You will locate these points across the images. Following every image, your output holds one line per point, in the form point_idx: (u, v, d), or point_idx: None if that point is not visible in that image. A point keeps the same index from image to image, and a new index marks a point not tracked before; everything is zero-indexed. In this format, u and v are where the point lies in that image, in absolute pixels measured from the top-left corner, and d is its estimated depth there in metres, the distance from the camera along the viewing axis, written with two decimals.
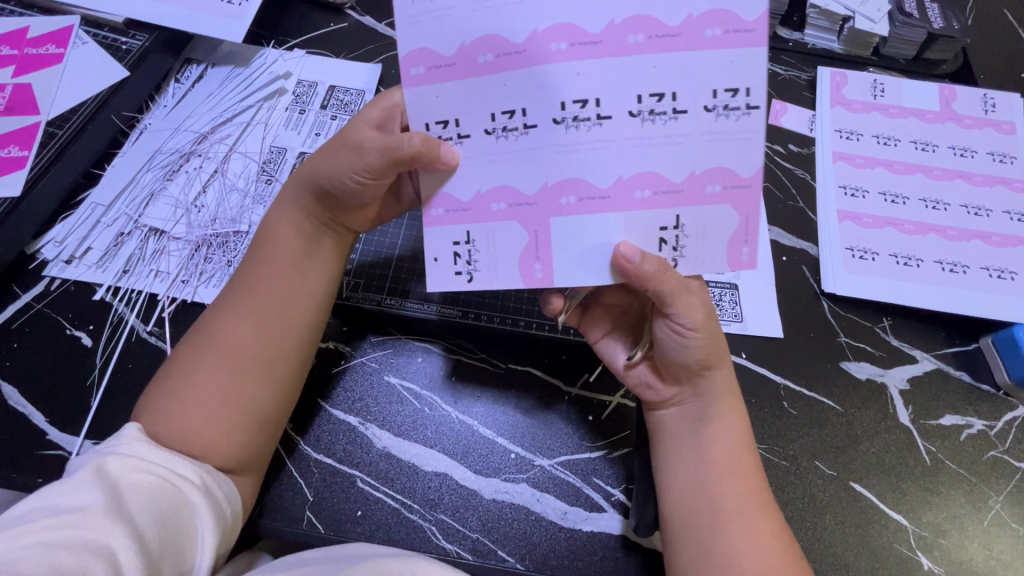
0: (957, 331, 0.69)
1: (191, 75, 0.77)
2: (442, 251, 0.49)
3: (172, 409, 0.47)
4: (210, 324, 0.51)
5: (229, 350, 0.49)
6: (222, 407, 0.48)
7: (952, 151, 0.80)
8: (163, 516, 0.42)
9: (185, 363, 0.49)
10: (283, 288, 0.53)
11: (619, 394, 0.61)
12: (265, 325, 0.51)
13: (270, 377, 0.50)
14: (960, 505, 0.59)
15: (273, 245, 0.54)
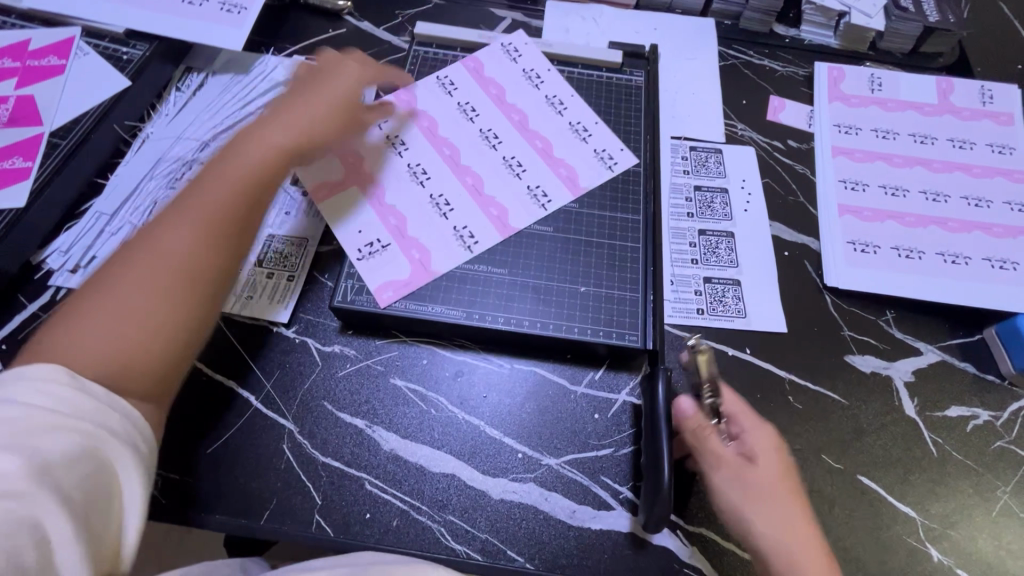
0: (961, 322, 0.69)
1: (191, 84, 0.77)
2: None
3: (77, 330, 0.44)
4: (141, 242, 0.49)
5: (157, 268, 0.48)
6: (130, 328, 0.46)
7: (951, 144, 0.80)
8: (88, 474, 0.38)
9: (95, 285, 0.47)
10: (227, 212, 0.52)
11: (625, 393, 0.61)
12: (198, 236, 0.50)
13: (189, 297, 0.48)
14: (968, 496, 0.59)
15: (229, 176, 0.53)
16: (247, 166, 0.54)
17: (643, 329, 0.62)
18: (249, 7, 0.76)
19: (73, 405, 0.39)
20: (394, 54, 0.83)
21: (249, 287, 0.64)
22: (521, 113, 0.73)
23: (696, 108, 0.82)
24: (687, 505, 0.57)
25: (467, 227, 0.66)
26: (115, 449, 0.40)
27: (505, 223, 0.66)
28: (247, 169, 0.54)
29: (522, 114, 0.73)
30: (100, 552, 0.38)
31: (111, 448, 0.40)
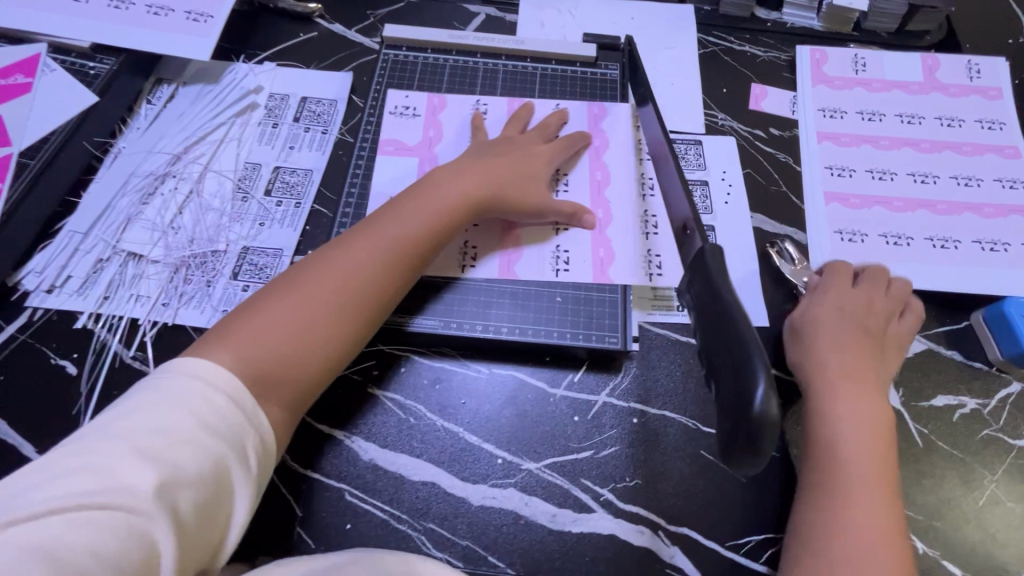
0: (949, 308, 0.68)
1: (162, 96, 0.76)
2: (397, 112, 0.73)
3: (256, 333, 0.50)
4: (321, 261, 0.55)
5: (339, 292, 0.54)
6: (297, 341, 0.51)
7: (938, 122, 0.78)
8: (202, 489, 0.43)
9: (277, 291, 0.54)
10: (403, 249, 0.57)
11: (605, 393, 0.61)
12: (376, 277, 0.56)
13: (355, 322, 0.54)
14: (954, 485, 0.59)
15: (417, 215, 0.59)
16: (445, 205, 0.60)
17: (622, 331, 0.62)
18: (216, 15, 0.75)
19: (209, 414, 0.45)
20: (367, 56, 0.81)
21: (224, 301, 0.64)
22: (604, 140, 0.71)
23: (676, 98, 0.80)
24: (669, 506, 0.56)
25: (565, 252, 0.64)
26: (232, 464, 0.45)
27: (605, 269, 0.64)
28: (447, 205, 0.60)
29: (604, 142, 0.71)
30: (203, 553, 0.43)
31: (229, 463, 0.45)
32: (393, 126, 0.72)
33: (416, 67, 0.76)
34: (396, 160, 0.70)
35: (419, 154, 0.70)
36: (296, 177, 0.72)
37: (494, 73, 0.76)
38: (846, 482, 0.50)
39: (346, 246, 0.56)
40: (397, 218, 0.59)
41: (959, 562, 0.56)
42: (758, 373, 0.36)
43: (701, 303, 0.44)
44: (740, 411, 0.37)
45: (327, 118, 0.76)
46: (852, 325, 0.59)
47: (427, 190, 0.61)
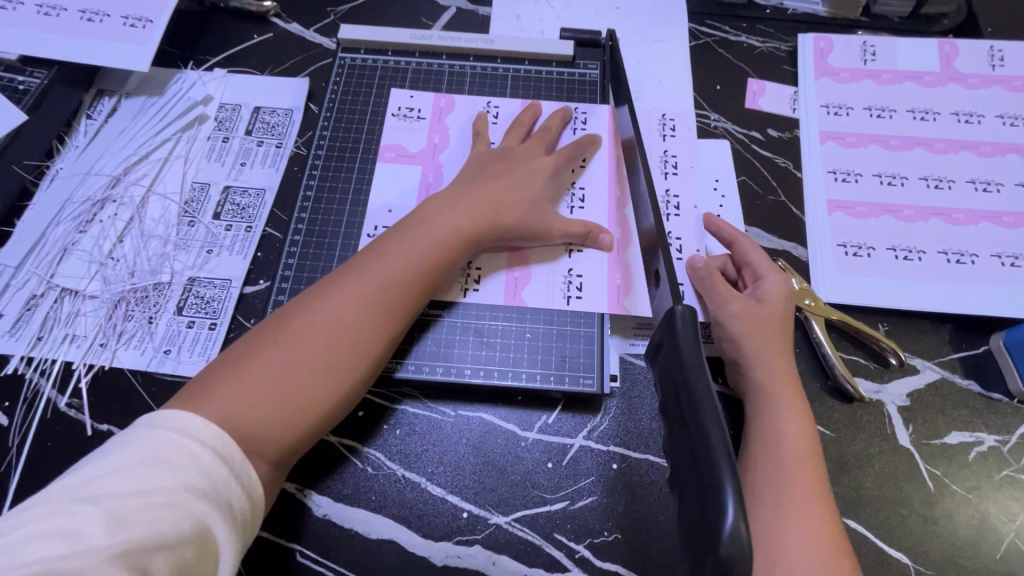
0: (966, 330, 0.61)
1: (103, 109, 0.70)
2: (399, 113, 0.66)
3: (246, 383, 0.44)
4: (319, 296, 0.49)
5: (334, 337, 0.47)
6: (293, 392, 0.45)
7: (955, 118, 0.70)
8: (181, 558, 0.36)
9: (271, 330, 0.47)
10: (405, 285, 0.51)
11: (581, 436, 0.55)
12: (378, 309, 0.49)
13: (358, 362, 0.48)
14: (970, 535, 0.53)
15: (416, 245, 0.52)
16: (445, 235, 0.53)
17: (598, 369, 0.56)
18: (156, 20, 0.69)
19: (193, 470, 0.38)
20: (325, 59, 0.75)
21: (167, 339, 0.59)
22: (617, 152, 0.64)
23: (664, 97, 0.73)
24: (651, 564, 0.51)
25: (579, 276, 0.59)
26: (219, 526, 0.38)
27: (620, 299, 0.58)
28: (445, 235, 0.53)
29: (618, 153, 0.64)
30: None
31: (214, 525, 0.38)
32: (398, 131, 0.65)
33: (375, 71, 0.69)
34: (399, 171, 0.63)
35: (424, 163, 0.64)
36: (247, 198, 0.66)
37: (461, 77, 0.69)
38: (780, 516, 0.45)
39: (340, 282, 0.50)
40: (402, 246, 0.52)
41: None
42: (727, 498, 0.30)
43: (671, 395, 0.38)
44: (708, 540, 0.30)
45: (281, 130, 0.70)
46: (772, 332, 0.54)
47: (423, 219, 0.54)
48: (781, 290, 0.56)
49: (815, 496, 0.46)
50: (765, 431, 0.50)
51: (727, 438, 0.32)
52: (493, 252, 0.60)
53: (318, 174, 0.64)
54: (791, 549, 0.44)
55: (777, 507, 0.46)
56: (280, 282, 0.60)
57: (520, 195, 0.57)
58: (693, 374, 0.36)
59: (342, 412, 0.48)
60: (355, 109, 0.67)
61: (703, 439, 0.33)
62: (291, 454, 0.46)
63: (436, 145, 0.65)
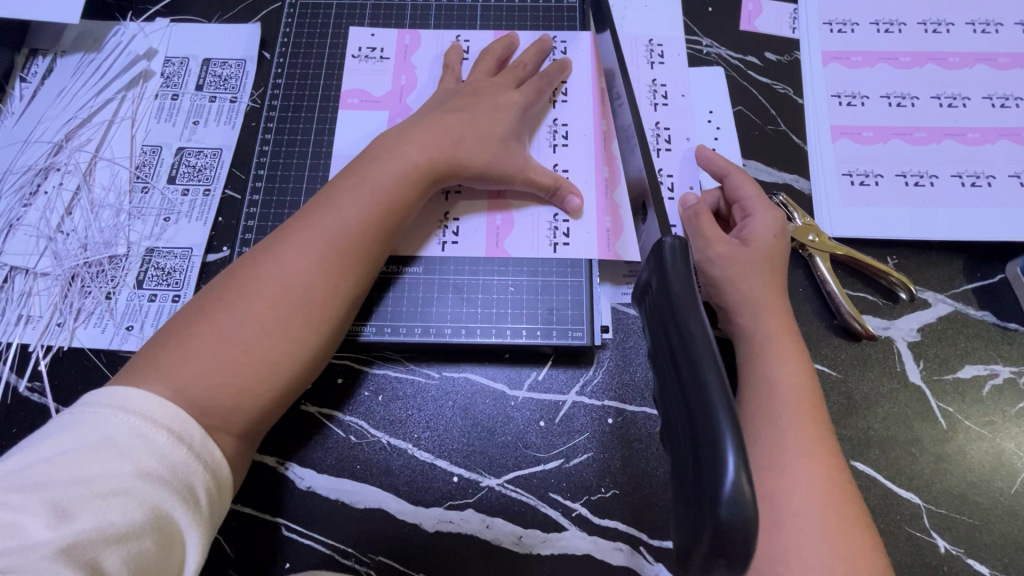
0: (981, 259, 0.57)
1: (38, 71, 0.64)
2: (358, 53, 0.60)
3: (196, 354, 0.42)
4: (264, 255, 0.46)
5: (285, 296, 0.44)
6: (249, 357, 0.43)
7: (971, 28, 0.64)
8: (134, 547, 0.35)
9: (217, 296, 0.45)
10: (357, 238, 0.47)
11: (573, 392, 0.52)
12: (329, 265, 0.46)
13: (312, 321, 0.45)
14: (983, 472, 0.50)
15: (364, 193, 0.48)
16: (400, 182, 0.49)
17: (590, 322, 0.52)
18: None
19: (145, 451, 0.37)
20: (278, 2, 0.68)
21: (128, 315, 0.55)
22: (596, 82, 0.59)
23: (650, 23, 0.66)
24: (651, 518, 0.49)
25: (565, 222, 0.54)
26: (178, 510, 0.37)
27: (610, 242, 0.54)
28: (398, 182, 0.49)
29: (597, 84, 0.59)
30: None
31: (172, 509, 0.37)
32: (361, 73, 0.60)
33: (331, 11, 0.63)
34: (363, 116, 0.58)
35: (390, 108, 0.58)
36: (203, 159, 0.61)
37: (425, 11, 0.62)
38: (778, 461, 0.42)
39: (286, 239, 0.46)
40: (353, 195, 0.48)
41: (989, 560, 0.48)
42: (729, 452, 0.27)
43: (663, 338, 0.34)
44: (703, 496, 0.28)
45: (234, 83, 0.64)
46: (762, 273, 0.49)
47: (371, 164, 0.49)
48: (771, 226, 0.51)
49: (815, 439, 0.43)
50: (764, 376, 0.45)
51: (726, 392, 0.29)
52: (470, 199, 0.55)
53: (275, 126, 0.59)
54: (790, 495, 0.41)
55: (773, 451, 0.42)
56: (242, 247, 0.55)
57: (487, 138, 0.53)
58: (689, 316, 0.32)
59: (308, 375, 0.46)
60: (310, 54, 0.61)
61: (699, 390, 0.30)
62: (260, 423, 0.44)
63: (403, 87, 0.59)
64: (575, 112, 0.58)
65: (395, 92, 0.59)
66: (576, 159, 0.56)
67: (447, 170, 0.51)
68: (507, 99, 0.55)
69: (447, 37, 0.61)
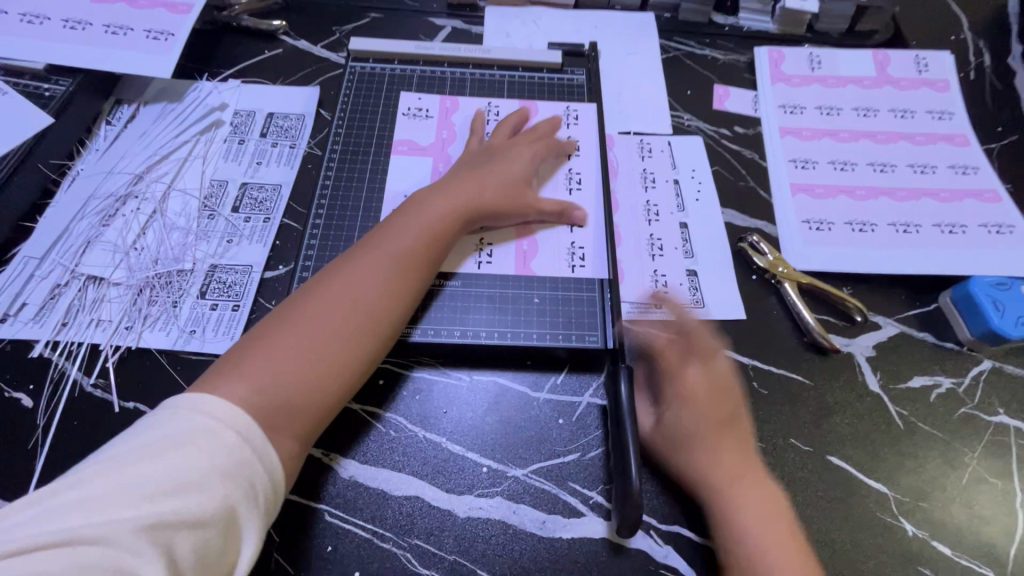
0: (919, 291, 0.68)
1: (122, 116, 0.75)
2: (407, 111, 0.73)
3: (271, 365, 0.48)
4: (323, 281, 0.54)
5: (341, 314, 0.52)
6: (308, 367, 0.49)
7: (893, 114, 0.80)
8: (204, 535, 0.40)
9: (283, 316, 0.52)
10: (409, 272, 0.56)
11: (589, 394, 0.60)
12: (380, 289, 0.54)
13: (363, 338, 0.52)
14: (936, 465, 0.59)
15: (412, 237, 0.58)
16: (437, 228, 0.59)
17: (602, 330, 0.61)
18: (177, 33, 0.74)
19: (217, 449, 0.42)
20: (334, 71, 0.81)
21: (192, 321, 0.61)
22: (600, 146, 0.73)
23: (641, 101, 0.81)
24: (658, 505, 0.55)
25: (580, 250, 0.65)
26: (241, 505, 0.42)
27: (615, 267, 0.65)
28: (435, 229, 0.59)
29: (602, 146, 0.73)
30: None
31: (236, 504, 0.42)
32: (411, 124, 0.73)
33: (383, 79, 0.76)
34: (410, 159, 0.70)
35: (433, 152, 0.71)
36: (265, 193, 0.70)
37: (461, 83, 0.76)
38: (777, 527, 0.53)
39: (343, 268, 0.55)
40: (407, 233, 0.58)
41: (949, 543, 0.55)
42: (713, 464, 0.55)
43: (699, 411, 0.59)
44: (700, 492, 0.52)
45: (294, 132, 0.75)
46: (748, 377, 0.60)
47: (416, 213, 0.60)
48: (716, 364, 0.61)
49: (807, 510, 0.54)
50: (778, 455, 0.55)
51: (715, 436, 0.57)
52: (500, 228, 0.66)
53: (333, 169, 0.70)
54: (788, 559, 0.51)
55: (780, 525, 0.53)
56: (302, 266, 0.64)
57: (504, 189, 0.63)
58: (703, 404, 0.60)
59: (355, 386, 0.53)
60: (365, 112, 0.73)
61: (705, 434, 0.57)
62: (314, 429, 0.50)
63: (444, 139, 0.71)
64: (584, 165, 0.71)
65: (437, 143, 0.71)
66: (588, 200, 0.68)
67: (478, 206, 0.62)
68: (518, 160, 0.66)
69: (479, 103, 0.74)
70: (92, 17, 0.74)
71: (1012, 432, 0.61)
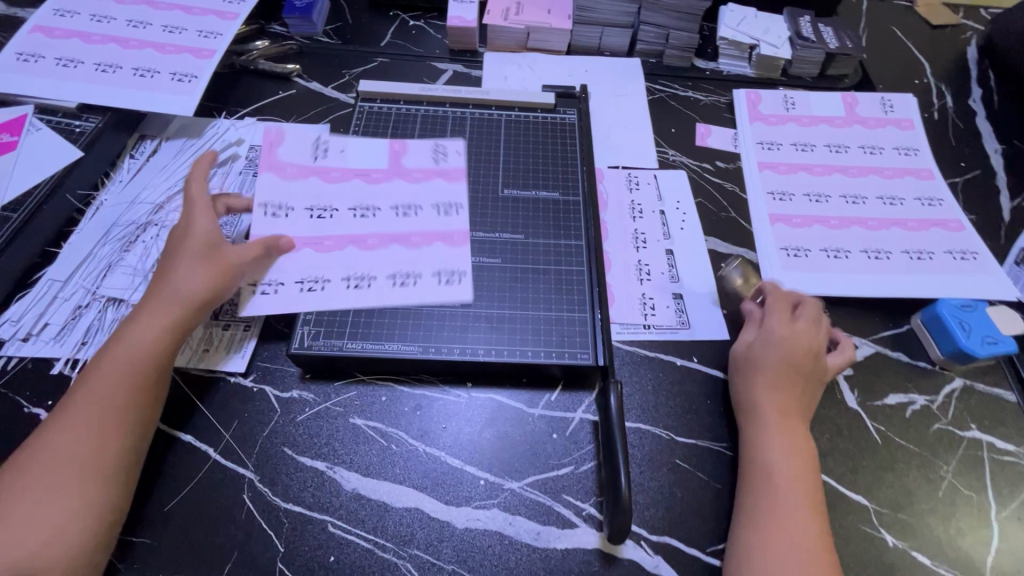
0: (892, 313, 0.73)
1: (145, 150, 0.80)
2: (422, 152, 0.76)
3: (12, 526, 0.47)
4: (66, 413, 0.53)
5: (87, 450, 0.51)
6: (69, 506, 0.49)
7: (863, 150, 0.86)
8: None
9: (37, 451, 0.51)
10: (114, 413, 0.53)
11: (581, 410, 0.63)
12: (104, 421, 0.53)
13: (110, 465, 0.52)
14: (913, 478, 0.62)
15: (106, 366, 0.55)
16: (140, 361, 0.56)
17: (593, 347, 0.64)
18: (200, 76, 0.80)
19: None
20: (344, 110, 0.87)
21: (205, 339, 0.64)
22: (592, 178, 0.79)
23: (628, 138, 0.87)
24: (648, 516, 0.58)
25: (574, 273, 0.69)
26: None
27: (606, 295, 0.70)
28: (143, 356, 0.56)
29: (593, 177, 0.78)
30: None
31: None
32: (414, 149, 0.76)
33: (389, 117, 0.82)
34: (379, 153, 0.75)
35: (390, 167, 0.74)
36: None
37: (462, 121, 0.82)
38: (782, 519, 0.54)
39: (73, 402, 0.54)
40: (95, 364, 0.56)
41: (929, 553, 0.57)
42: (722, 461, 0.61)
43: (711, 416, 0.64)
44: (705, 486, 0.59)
45: None
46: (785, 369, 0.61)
47: (113, 351, 0.56)
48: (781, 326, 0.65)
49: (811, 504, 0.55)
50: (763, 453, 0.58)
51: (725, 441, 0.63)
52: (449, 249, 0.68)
53: None
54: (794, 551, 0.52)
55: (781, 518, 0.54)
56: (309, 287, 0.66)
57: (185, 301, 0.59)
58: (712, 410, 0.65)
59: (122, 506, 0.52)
60: None
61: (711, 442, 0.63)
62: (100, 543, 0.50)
63: (405, 171, 0.74)
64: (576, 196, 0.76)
65: (422, 182, 0.73)
66: (333, 229, 0.68)
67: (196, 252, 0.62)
68: (225, 253, 0.62)
69: (441, 194, 0.73)
70: (122, 61, 0.80)
71: (984, 446, 0.64)
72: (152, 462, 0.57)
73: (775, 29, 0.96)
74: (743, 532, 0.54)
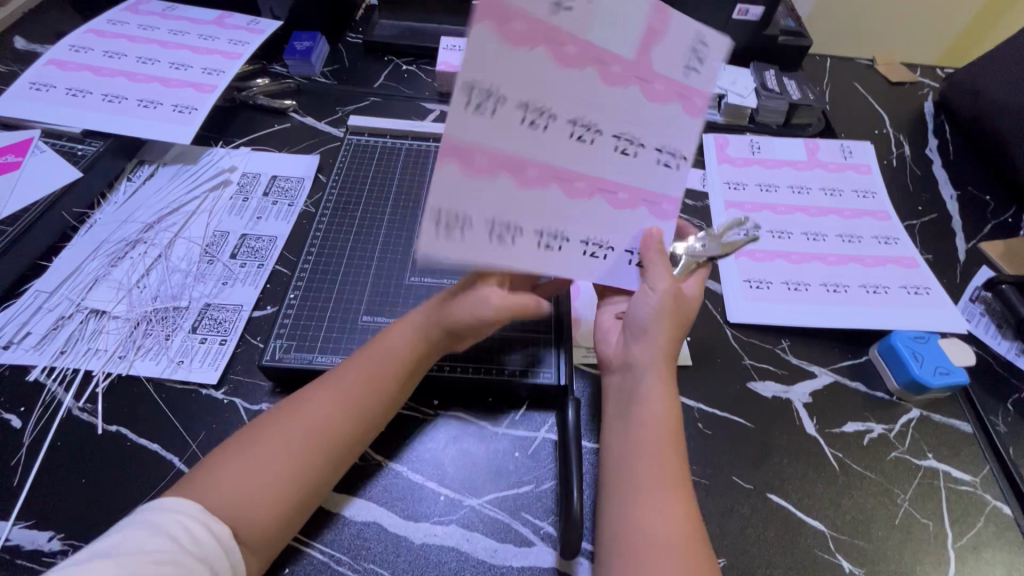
0: (851, 345, 0.75)
1: (142, 174, 0.84)
2: (677, 48, 0.49)
3: (240, 479, 0.50)
4: (323, 393, 0.56)
5: (322, 435, 0.53)
6: (280, 480, 0.51)
7: (823, 193, 0.91)
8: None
9: (298, 420, 0.54)
10: (371, 402, 0.56)
11: (544, 429, 0.64)
12: (348, 411, 0.55)
13: (323, 455, 0.53)
14: (870, 505, 0.62)
15: (389, 353, 0.58)
16: (397, 358, 0.57)
17: (556, 367, 0.65)
18: (200, 108, 0.85)
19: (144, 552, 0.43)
20: (334, 143, 0.92)
21: (181, 352, 0.67)
22: None
23: None
24: None
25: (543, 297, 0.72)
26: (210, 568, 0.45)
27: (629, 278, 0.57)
28: (411, 361, 0.58)
29: None
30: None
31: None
32: (670, 41, 0.48)
33: (376, 150, 0.87)
34: (626, 28, 0.46)
35: (635, 62, 0.48)
36: (261, 243, 0.78)
37: None
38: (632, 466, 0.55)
39: (333, 383, 0.56)
40: (366, 355, 0.58)
41: None
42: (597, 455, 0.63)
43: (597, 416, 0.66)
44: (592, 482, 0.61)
45: (294, 193, 0.84)
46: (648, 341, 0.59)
47: (379, 348, 0.58)
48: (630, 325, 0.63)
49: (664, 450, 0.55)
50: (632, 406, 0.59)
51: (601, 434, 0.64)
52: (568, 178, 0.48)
53: (325, 222, 0.77)
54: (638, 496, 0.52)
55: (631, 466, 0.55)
56: (286, 306, 0.68)
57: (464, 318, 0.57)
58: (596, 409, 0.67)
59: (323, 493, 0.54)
60: (357, 177, 0.83)
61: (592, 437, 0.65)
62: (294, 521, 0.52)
63: (647, 75, 0.49)
64: None
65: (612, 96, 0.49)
66: (542, 154, 0.49)
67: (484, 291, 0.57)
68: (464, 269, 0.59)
69: (667, 123, 0.51)
70: (128, 93, 0.85)
71: (940, 476, 0.65)
72: (115, 469, 0.58)
73: (742, 81, 1.03)
74: (622, 488, 0.54)
